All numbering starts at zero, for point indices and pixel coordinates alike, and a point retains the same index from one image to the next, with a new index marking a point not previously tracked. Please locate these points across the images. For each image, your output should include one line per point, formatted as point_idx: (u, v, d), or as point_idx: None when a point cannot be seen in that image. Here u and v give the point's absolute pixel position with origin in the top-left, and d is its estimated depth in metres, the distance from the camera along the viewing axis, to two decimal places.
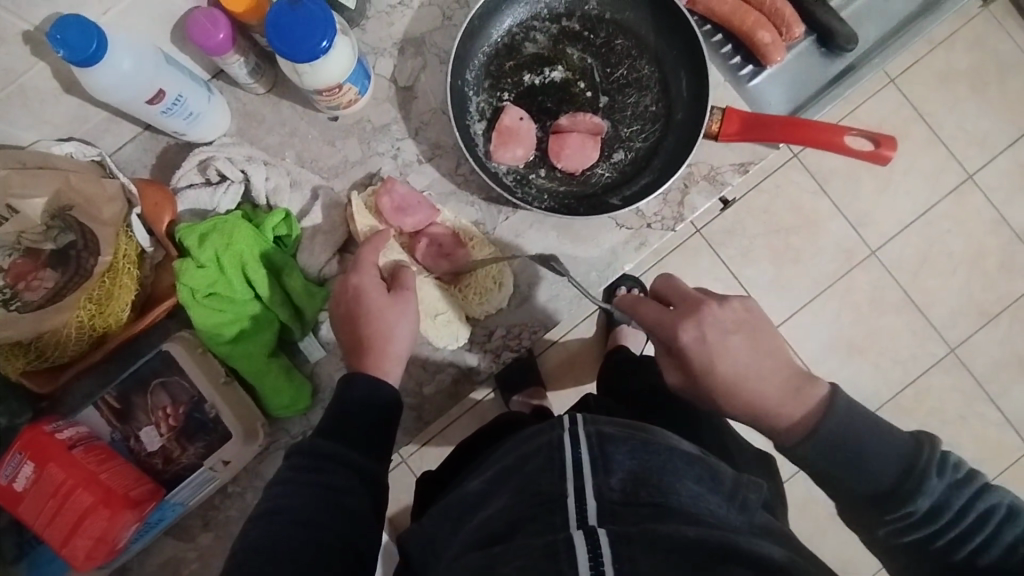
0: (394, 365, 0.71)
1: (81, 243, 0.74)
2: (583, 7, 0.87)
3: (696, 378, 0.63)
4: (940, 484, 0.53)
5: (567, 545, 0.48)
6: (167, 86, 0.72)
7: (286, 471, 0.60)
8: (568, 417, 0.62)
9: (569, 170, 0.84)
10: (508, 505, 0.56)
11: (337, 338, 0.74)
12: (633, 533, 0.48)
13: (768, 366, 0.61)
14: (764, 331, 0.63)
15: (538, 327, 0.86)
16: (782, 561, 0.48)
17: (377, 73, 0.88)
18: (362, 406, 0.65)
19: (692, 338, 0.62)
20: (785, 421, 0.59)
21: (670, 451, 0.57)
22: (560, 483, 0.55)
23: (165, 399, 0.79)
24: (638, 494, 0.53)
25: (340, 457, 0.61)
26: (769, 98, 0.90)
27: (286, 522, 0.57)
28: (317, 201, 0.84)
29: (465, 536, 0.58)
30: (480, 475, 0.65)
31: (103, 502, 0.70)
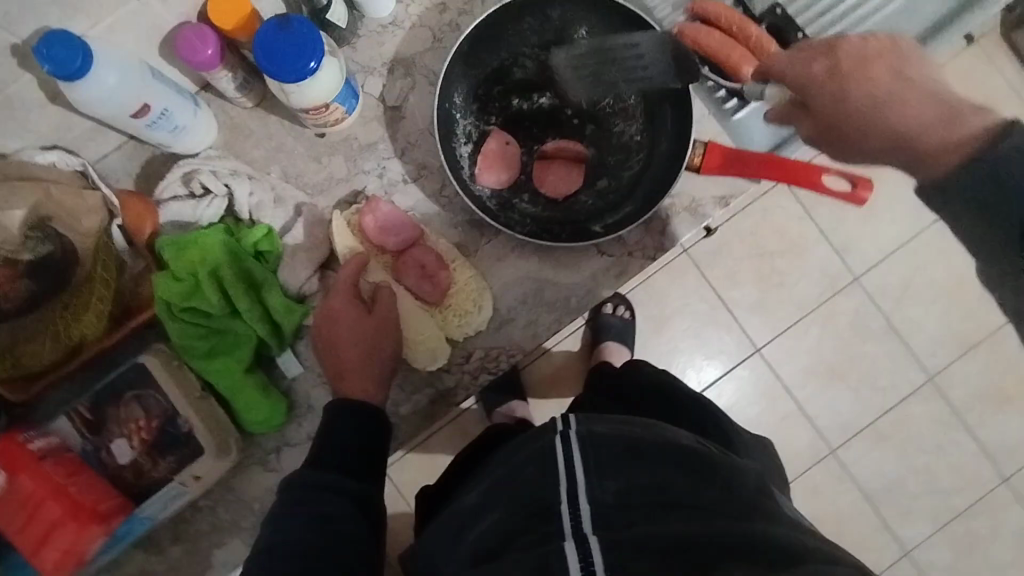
0: (377, 388, 0.76)
1: (59, 253, 0.74)
2: (572, 36, 0.88)
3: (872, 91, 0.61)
4: None
5: (558, 557, 0.49)
6: (152, 100, 0.73)
7: (281, 505, 0.62)
8: (563, 417, 0.64)
9: (552, 195, 0.88)
10: (501, 517, 0.57)
11: (321, 365, 0.78)
12: (627, 540, 0.49)
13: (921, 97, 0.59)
14: (883, 83, 0.60)
15: (516, 352, 0.87)
16: (788, 548, 0.49)
17: (366, 92, 0.88)
18: (354, 427, 0.69)
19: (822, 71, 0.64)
20: (937, 166, 0.53)
21: (659, 449, 0.60)
22: (553, 489, 0.56)
23: (138, 413, 0.78)
24: (633, 497, 0.54)
25: (333, 484, 0.63)
26: (752, 134, 0.92)
27: (287, 557, 0.58)
28: (300, 217, 0.85)
29: (464, 551, 0.58)
30: (474, 489, 0.65)
31: (71, 516, 0.70)
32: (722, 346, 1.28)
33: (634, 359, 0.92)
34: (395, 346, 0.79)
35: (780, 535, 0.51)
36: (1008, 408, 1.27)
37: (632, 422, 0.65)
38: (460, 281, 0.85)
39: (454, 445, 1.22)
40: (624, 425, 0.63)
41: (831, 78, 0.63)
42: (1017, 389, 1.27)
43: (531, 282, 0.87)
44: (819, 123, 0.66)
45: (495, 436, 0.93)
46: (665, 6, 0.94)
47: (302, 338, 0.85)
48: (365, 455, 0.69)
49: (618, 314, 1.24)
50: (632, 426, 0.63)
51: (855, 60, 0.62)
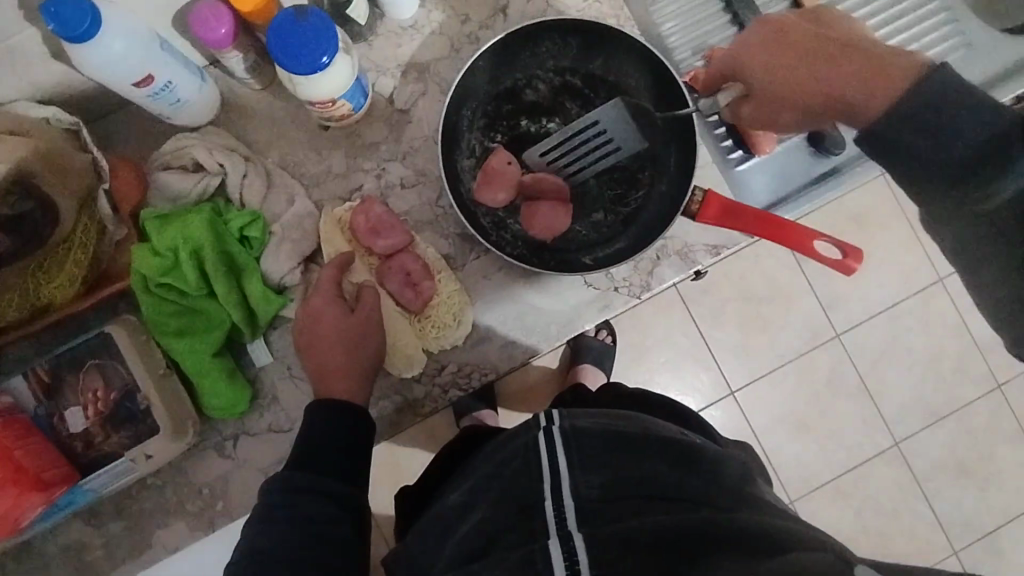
0: (359, 386, 0.76)
1: (39, 212, 0.71)
2: (587, 66, 0.88)
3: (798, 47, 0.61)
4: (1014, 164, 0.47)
5: (543, 554, 0.51)
6: (157, 72, 0.72)
7: (266, 509, 0.63)
8: (546, 413, 0.66)
9: (539, 235, 0.85)
10: (484, 518, 0.58)
11: (303, 366, 0.78)
12: (612, 536, 0.51)
13: (842, 47, 0.59)
14: (812, 44, 0.61)
15: (490, 371, 0.86)
16: (763, 526, 0.52)
17: (376, 91, 0.87)
18: (335, 413, 0.70)
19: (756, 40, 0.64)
20: (871, 111, 0.53)
21: (641, 440, 0.62)
22: (538, 487, 0.58)
23: (97, 382, 0.76)
24: (616, 492, 0.57)
25: (314, 485, 0.64)
26: (753, 186, 0.92)
27: (271, 564, 0.59)
28: (291, 207, 0.83)
29: (447, 552, 0.59)
30: (459, 488, 0.67)
31: (12, 481, 0.69)
32: (697, 384, 1.29)
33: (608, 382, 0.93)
34: (382, 340, 0.79)
35: (762, 519, 0.53)
36: (968, 482, 1.28)
37: (616, 416, 0.67)
38: (444, 293, 0.84)
39: (419, 446, 1.21)
40: (608, 418, 0.66)
41: (763, 49, 0.64)
42: (980, 464, 1.28)
43: (514, 303, 0.86)
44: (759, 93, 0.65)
45: (467, 433, 0.92)
46: (685, 48, 0.94)
47: (275, 328, 0.84)
48: (341, 445, 0.69)
49: (600, 338, 1.24)
50: (615, 419, 0.66)
51: (781, 33, 0.63)
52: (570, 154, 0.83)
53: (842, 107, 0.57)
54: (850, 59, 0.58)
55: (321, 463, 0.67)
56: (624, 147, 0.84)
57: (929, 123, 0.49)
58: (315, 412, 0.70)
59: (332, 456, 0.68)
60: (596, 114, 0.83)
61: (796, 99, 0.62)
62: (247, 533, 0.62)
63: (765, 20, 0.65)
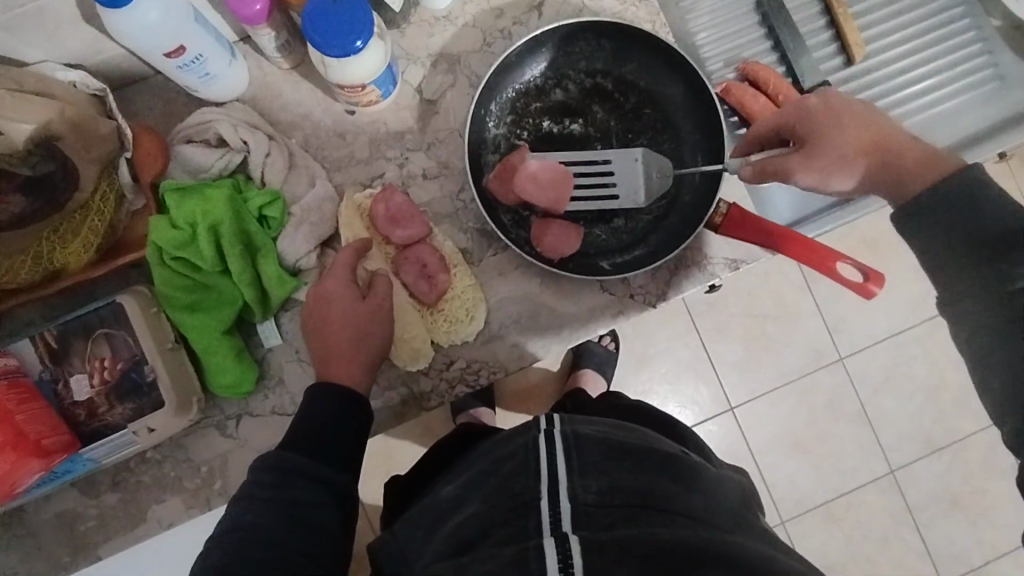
0: (362, 374, 0.74)
1: (60, 175, 0.70)
2: (620, 70, 0.87)
3: (852, 128, 0.68)
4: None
5: (538, 554, 0.49)
6: (188, 43, 0.71)
7: (251, 486, 0.62)
8: (546, 416, 0.64)
9: (549, 255, 0.83)
10: (477, 512, 0.57)
11: (306, 346, 0.76)
12: (607, 542, 0.50)
13: (885, 136, 0.67)
14: (869, 128, 0.68)
15: (498, 370, 0.85)
16: (755, 558, 0.52)
17: (405, 79, 0.87)
18: (335, 402, 0.68)
19: (815, 106, 0.70)
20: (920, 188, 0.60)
21: (643, 454, 0.61)
22: (535, 486, 0.56)
23: (104, 351, 0.76)
24: (614, 499, 0.55)
25: (305, 470, 0.63)
26: (774, 202, 0.93)
27: (249, 542, 0.58)
28: (312, 190, 0.83)
29: (435, 545, 0.58)
30: (454, 482, 0.66)
31: (11, 446, 0.67)
32: (698, 397, 1.28)
33: (611, 392, 0.92)
34: (389, 330, 0.78)
35: (753, 549, 0.52)
36: (960, 515, 1.27)
37: (618, 428, 0.66)
38: (457, 288, 0.83)
39: (415, 439, 1.20)
40: (610, 429, 0.64)
41: (823, 116, 0.70)
42: (974, 498, 1.27)
43: (527, 303, 0.86)
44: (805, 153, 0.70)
45: (462, 433, 0.89)
46: (718, 59, 0.95)
47: (286, 310, 0.83)
48: (341, 429, 0.68)
49: (604, 344, 1.23)
50: (617, 430, 0.65)
51: (840, 111, 0.69)
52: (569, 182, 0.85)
53: (896, 183, 0.64)
54: (899, 146, 0.65)
55: (316, 445, 0.66)
56: (622, 198, 0.84)
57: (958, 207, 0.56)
58: (317, 396, 0.69)
59: (329, 440, 0.67)
60: (612, 156, 0.84)
61: (842, 167, 0.68)
62: (230, 509, 0.61)
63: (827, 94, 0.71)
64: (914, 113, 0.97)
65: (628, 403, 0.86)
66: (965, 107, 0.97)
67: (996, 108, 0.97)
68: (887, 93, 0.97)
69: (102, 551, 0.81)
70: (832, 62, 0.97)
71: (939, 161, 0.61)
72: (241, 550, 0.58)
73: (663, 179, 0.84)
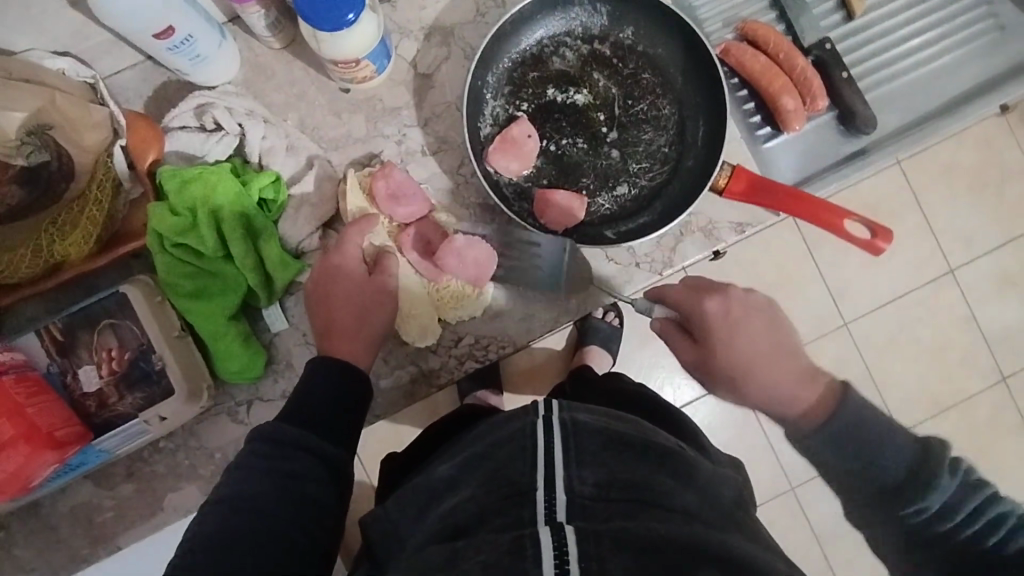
0: (366, 352, 0.73)
1: (55, 165, 0.71)
2: (617, 35, 0.86)
3: (716, 349, 0.68)
4: (950, 485, 0.55)
5: (533, 542, 0.45)
6: (178, 24, 0.69)
7: (246, 456, 0.58)
8: (543, 403, 0.60)
9: (552, 227, 0.82)
10: (472, 496, 0.52)
11: (311, 322, 0.75)
12: (603, 532, 0.46)
13: (770, 351, 0.67)
14: (759, 341, 0.68)
15: (507, 344, 0.87)
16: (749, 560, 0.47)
17: (398, 54, 0.85)
18: (330, 387, 0.64)
19: (715, 312, 0.68)
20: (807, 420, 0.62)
21: (643, 446, 0.56)
22: (531, 474, 0.52)
23: (111, 342, 0.75)
24: (611, 492, 0.51)
25: (304, 443, 0.59)
26: (779, 163, 0.92)
27: (248, 514, 0.54)
28: (311, 170, 0.82)
29: (427, 526, 0.54)
30: (448, 461, 0.61)
31: (24, 438, 0.66)
32: None
33: (614, 372, 0.89)
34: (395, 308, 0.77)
35: (753, 551, 0.48)
36: None
37: (614, 416, 0.61)
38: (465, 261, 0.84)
39: None
40: (608, 419, 0.60)
41: (719, 324, 0.68)
42: None
43: None
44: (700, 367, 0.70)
45: (459, 415, 0.86)
46: (716, 21, 0.93)
47: (291, 293, 0.83)
48: (343, 402, 0.65)
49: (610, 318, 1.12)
50: (615, 420, 0.60)
51: (730, 318, 0.68)
52: (568, 153, 0.84)
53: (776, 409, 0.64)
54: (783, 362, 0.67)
55: (314, 419, 0.62)
56: (544, 280, 0.83)
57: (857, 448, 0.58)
58: (319, 368, 0.66)
59: (327, 415, 0.63)
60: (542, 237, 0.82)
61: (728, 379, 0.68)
62: (221, 479, 0.57)
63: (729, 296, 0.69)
64: (917, 67, 0.95)
65: (630, 387, 0.83)
66: (968, 59, 0.95)
67: (998, 58, 0.96)
68: (891, 45, 0.95)
69: (122, 541, 0.82)
70: (833, 18, 0.94)
71: (818, 387, 0.63)
72: (238, 523, 0.54)
73: (582, 279, 0.85)
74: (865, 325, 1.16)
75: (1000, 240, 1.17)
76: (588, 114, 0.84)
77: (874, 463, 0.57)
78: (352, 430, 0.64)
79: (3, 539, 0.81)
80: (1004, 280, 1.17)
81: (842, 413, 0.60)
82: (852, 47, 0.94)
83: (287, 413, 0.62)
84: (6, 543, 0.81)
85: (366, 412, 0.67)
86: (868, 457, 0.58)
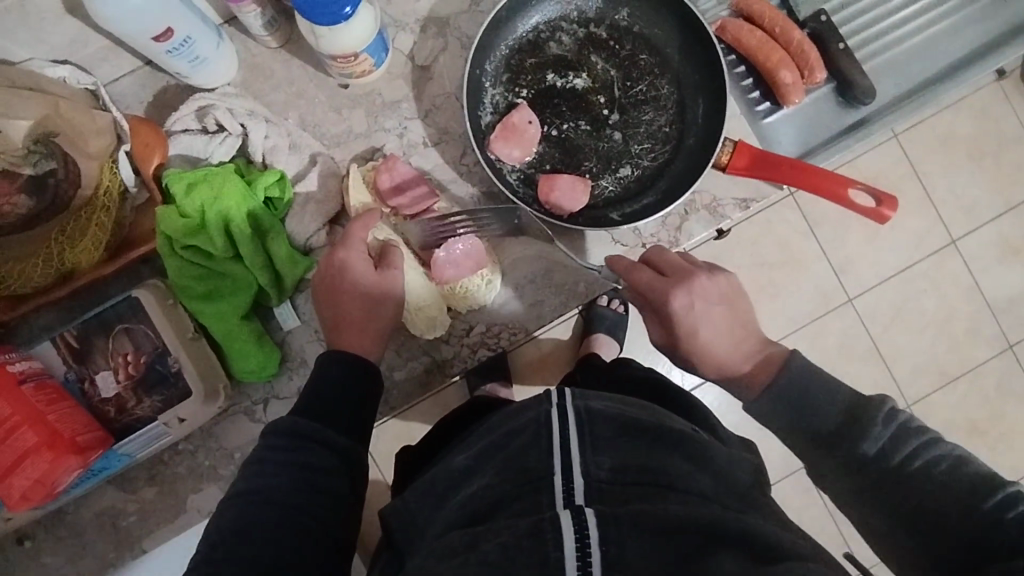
0: (375, 344, 0.72)
1: (61, 173, 0.71)
2: (613, 17, 0.86)
3: (681, 340, 0.64)
4: (884, 432, 0.53)
5: (553, 525, 0.45)
6: (176, 26, 0.70)
7: (264, 452, 0.58)
8: (556, 390, 0.59)
9: (557, 213, 0.82)
10: (492, 482, 0.52)
11: (318, 316, 0.74)
12: (622, 515, 0.46)
13: (734, 336, 0.64)
14: (723, 330, 0.64)
15: (518, 331, 0.90)
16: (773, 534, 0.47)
17: (395, 48, 0.86)
18: (341, 389, 0.64)
19: (680, 307, 0.64)
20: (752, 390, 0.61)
21: (658, 431, 0.56)
22: (547, 459, 0.52)
23: (126, 347, 0.76)
24: (626, 476, 0.50)
25: (317, 434, 0.59)
26: (780, 138, 0.92)
27: (273, 508, 0.55)
28: (314, 168, 0.82)
29: (448, 513, 0.54)
30: (465, 450, 0.61)
31: (46, 445, 0.67)
32: None
33: (624, 357, 0.88)
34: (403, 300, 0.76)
35: (772, 530, 0.47)
36: None
37: (628, 400, 0.61)
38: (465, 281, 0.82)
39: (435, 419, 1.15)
40: (623, 403, 0.59)
41: (682, 319, 0.64)
42: None
43: (543, 262, 0.86)
44: (665, 348, 0.68)
45: (469, 409, 0.86)
46: None
47: (301, 291, 0.84)
48: (352, 396, 0.64)
49: (614, 305, 1.08)
50: (629, 404, 0.59)
51: (693, 313, 0.63)
52: (570, 136, 0.84)
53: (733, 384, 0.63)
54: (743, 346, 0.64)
55: (327, 412, 0.62)
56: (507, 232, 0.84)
57: (796, 404, 0.57)
58: (331, 360, 0.65)
59: (341, 408, 0.62)
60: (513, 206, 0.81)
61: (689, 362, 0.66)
62: (239, 477, 0.57)
63: (694, 288, 0.64)
64: (912, 36, 0.95)
65: (643, 373, 0.81)
66: (964, 24, 0.95)
67: (994, 22, 0.96)
68: (885, 16, 0.94)
69: (147, 544, 0.82)
70: None
71: (766, 357, 0.62)
72: (265, 515, 0.55)
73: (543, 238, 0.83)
74: (870, 298, 1.17)
75: (1001, 210, 1.17)
76: (587, 97, 0.85)
77: (812, 412, 0.57)
78: (366, 419, 0.64)
79: (29, 547, 0.81)
80: (1007, 247, 1.17)
81: (787, 370, 0.59)
82: (847, 19, 0.94)
83: (302, 406, 0.62)
84: (33, 551, 0.81)
85: (376, 409, 0.66)
86: (811, 407, 0.57)
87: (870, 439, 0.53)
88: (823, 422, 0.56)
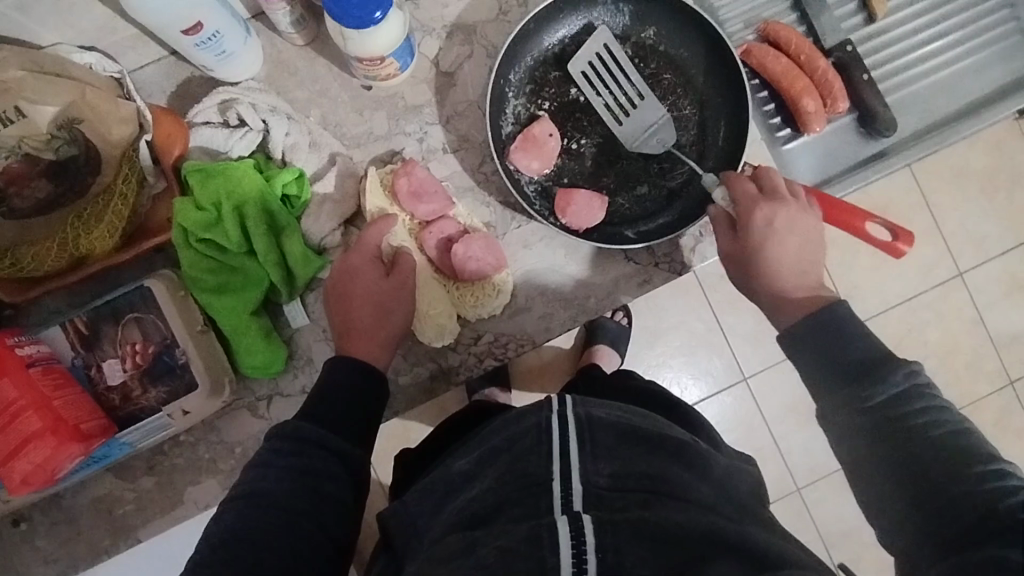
0: (382, 351, 0.72)
1: (83, 159, 0.73)
2: (639, 35, 0.86)
3: (749, 252, 0.65)
4: (901, 381, 0.53)
5: (550, 531, 0.45)
6: (206, 20, 0.70)
7: (267, 452, 0.58)
8: (557, 396, 0.58)
9: (572, 227, 0.82)
10: (489, 488, 0.52)
11: (328, 318, 0.74)
12: (620, 523, 0.45)
13: (802, 262, 0.64)
14: (794, 254, 0.64)
15: (526, 342, 0.87)
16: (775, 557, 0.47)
17: (421, 52, 0.86)
18: (342, 395, 0.63)
19: (762, 220, 0.64)
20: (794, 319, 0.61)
21: (658, 439, 0.55)
22: (547, 465, 0.51)
23: (135, 335, 0.76)
24: (627, 482, 0.50)
25: (324, 441, 0.59)
26: (798, 165, 0.92)
27: (267, 509, 0.55)
28: (333, 167, 0.82)
29: (445, 517, 0.54)
30: (464, 456, 0.61)
31: (52, 430, 0.67)
32: (711, 366, 1.13)
33: (624, 371, 0.86)
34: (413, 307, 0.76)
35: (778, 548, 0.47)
36: None
37: (630, 411, 0.60)
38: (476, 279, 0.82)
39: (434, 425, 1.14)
40: (621, 412, 0.59)
41: (758, 229, 0.65)
42: None
43: (557, 275, 0.86)
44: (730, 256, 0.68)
45: (470, 416, 0.85)
46: (736, 22, 0.93)
47: (312, 290, 0.83)
48: (352, 405, 0.63)
49: (616, 318, 1.08)
50: (631, 414, 0.58)
51: (772, 226, 0.64)
52: (593, 151, 0.84)
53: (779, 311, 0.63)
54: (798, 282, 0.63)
55: (336, 417, 0.62)
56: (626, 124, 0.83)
57: (824, 344, 0.56)
58: (338, 364, 0.65)
59: (343, 415, 0.62)
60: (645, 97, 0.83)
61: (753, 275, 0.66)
62: (241, 477, 0.57)
63: (784, 202, 0.65)
64: (934, 71, 0.95)
65: (644, 385, 0.80)
66: (987, 63, 0.95)
67: (1018, 63, 0.96)
68: (907, 51, 0.95)
69: (142, 534, 0.82)
70: (853, 20, 0.94)
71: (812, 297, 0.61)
72: (262, 518, 0.54)
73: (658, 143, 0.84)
74: (875, 326, 1.16)
75: (1010, 246, 1.17)
76: (625, 109, 0.83)
77: (837, 355, 0.56)
78: (371, 426, 0.64)
79: (24, 530, 0.81)
80: (1013, 283, 1.17)
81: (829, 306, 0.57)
82: (872, 51, 0.94)
83: (306, 409, 0.61)
84: (27, 533, 0.81)
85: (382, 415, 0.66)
86: (833, 349, 0.56)
87: (887, 383, 0.53)
88: (853, 358, 0.55)
